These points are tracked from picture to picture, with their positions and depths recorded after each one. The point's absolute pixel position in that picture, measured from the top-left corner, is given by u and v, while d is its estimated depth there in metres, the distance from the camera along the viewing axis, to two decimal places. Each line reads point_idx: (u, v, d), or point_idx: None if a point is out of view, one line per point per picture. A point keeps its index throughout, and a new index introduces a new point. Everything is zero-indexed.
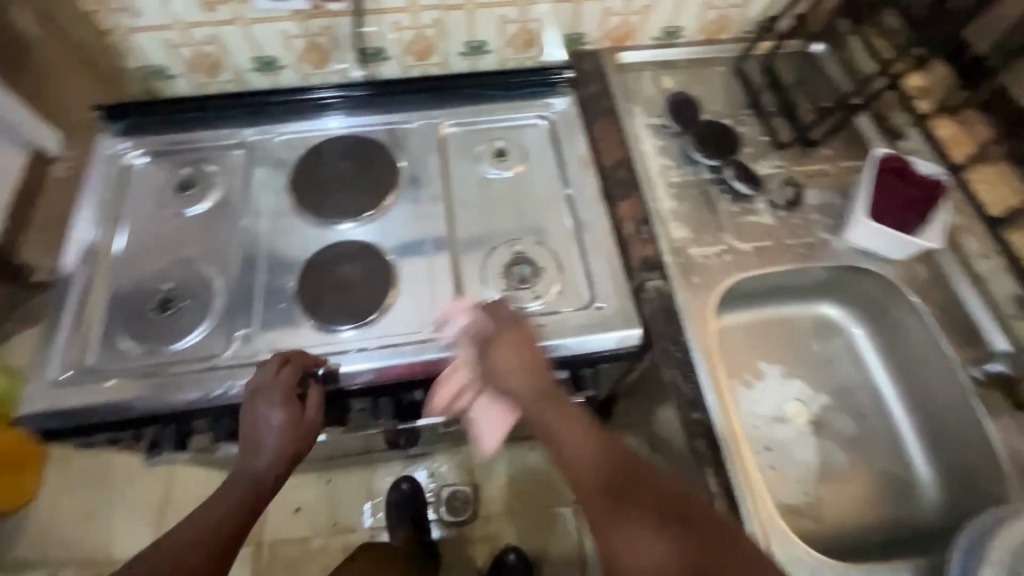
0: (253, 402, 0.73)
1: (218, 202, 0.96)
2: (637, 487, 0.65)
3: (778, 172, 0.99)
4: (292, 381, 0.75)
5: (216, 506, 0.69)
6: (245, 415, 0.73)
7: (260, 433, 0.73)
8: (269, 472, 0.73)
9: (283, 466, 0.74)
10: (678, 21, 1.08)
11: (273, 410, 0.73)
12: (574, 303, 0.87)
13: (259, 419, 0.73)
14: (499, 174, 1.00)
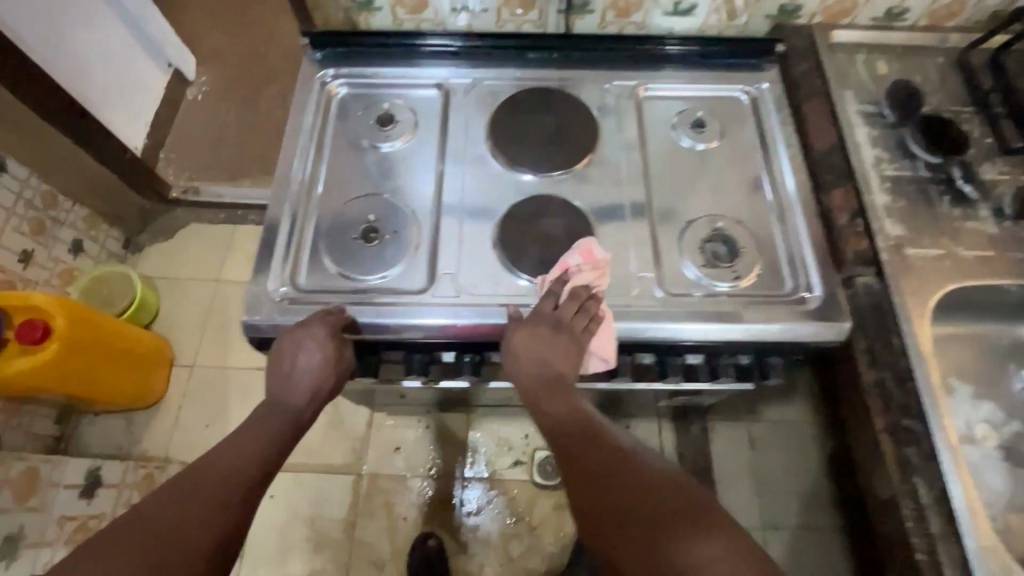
0: (289, 342, 0.76)
1: (417, 140, 0.96)
2: (606, 457, 0.67)
3: (1004, 179, 0.92)
4: (336, 324, 0.77)
5: (251, 438, 0.72)
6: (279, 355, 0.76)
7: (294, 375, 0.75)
8: (302, 410, 0.75)
9: (319, 403, 0.77)
10: (906, 3, 1.00)
11: (309, 351, 0.75)
12: (778, 289, 0.84)
13: (298, 358, 0.75)
14: (696, 145, 0.97)
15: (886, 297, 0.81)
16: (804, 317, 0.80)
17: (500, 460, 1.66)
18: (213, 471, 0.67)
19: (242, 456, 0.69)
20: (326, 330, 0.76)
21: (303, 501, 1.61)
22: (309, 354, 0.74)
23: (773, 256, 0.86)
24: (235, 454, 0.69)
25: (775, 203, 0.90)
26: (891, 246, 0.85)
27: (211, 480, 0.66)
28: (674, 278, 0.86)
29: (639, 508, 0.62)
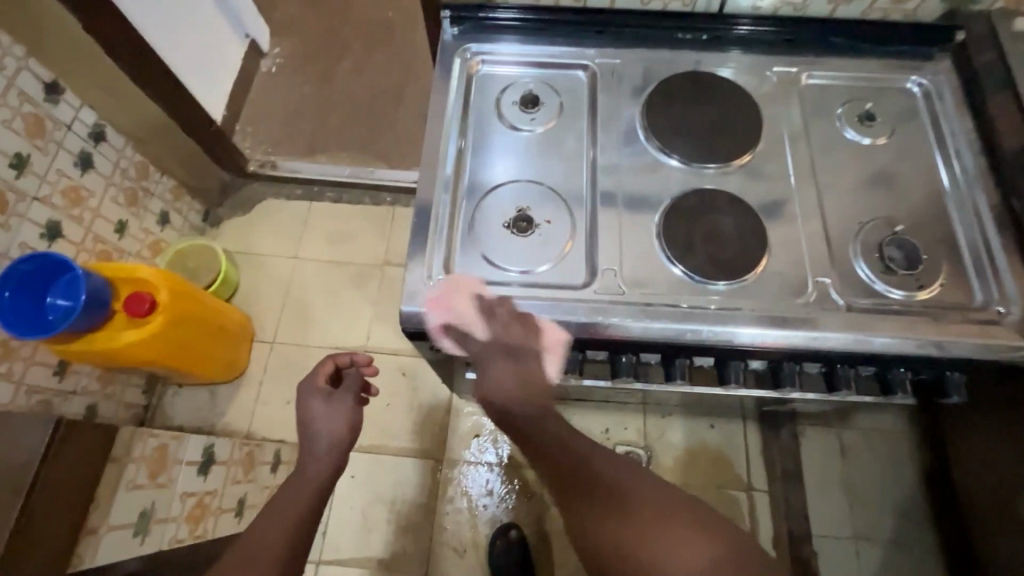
0: (305, 398, 0.89)
1: (563, 124, 0.91)
2: (600, 465, 0.73)
3: None
4: (326, 375, 0.90)
5: (289, 498, 0.82)
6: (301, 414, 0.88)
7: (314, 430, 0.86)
8: (322, 474, 0.85)
9: (335, 460, 0.86)
10: None
11: (315, 402, 0.88)
12: (966, 301, 0.78)
13: (312, 413, 0.88)
14: (867, 139, 0.90)
15: None
16: (1002, 335, 0.74)
17: None
18: (265, 526, 0.78)
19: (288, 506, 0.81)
20: (513, 356, 0.75)
21: (385, 484, 1.61)
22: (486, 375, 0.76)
23: (959, 264, 0.81)
24: (285, 510, 0.80)
25: (958, 209, 0.84)
26: None
27: (269, 533, 0.77)
28: (853, 283, 0.80)
29: (631, 518, 0.68)
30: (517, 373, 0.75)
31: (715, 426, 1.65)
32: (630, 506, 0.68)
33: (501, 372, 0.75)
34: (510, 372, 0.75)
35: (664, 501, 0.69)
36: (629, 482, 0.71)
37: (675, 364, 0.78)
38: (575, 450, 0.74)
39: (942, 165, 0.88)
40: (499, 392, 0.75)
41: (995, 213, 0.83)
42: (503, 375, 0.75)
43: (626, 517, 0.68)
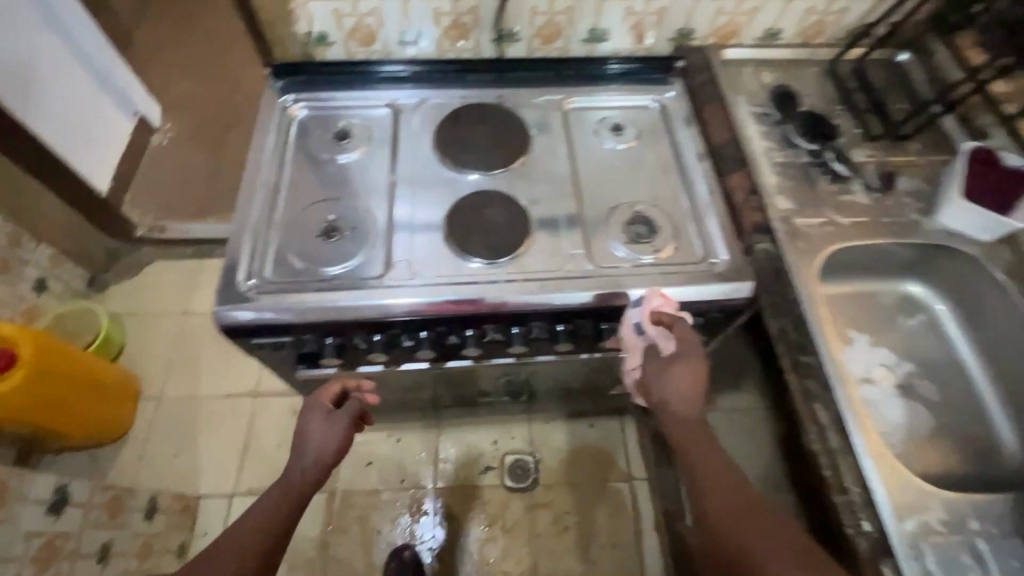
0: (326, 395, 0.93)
1: (369, 152, 1.09)
2: (682, 435, 0.86)
3: (870, 161, 1.09)
4: (331, 395, 0.93)
5: (278, 493, 0.83)
6: (322, 426, 0.88)
7: (315, 438, 0.87)
8: (305, 483, 0.84)
9: (319, 475, 0.86)
10: (780, 24, 1.20)
11: (316, 418, 0.89)
12: (690, 257, 0.97)
13: (305, 427, 0.89)
14: (617, 146, 1.11)
15: (780, 258, 0.95)
16: (711, 281, 0.93)
17: (471, 468, 1.70)
18: (240, 528, 0.78)
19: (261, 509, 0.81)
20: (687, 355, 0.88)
21: None
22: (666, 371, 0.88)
23: (685, 231, 1.01)
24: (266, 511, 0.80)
25: (686, 188, 1.05)
26: (781, 218, 0.99)
27: (248, 525, 0.79)
28: (602, 254, 0.98)
29: (721, 497, 0.78)
30: (692, 387, 0.87)
31: (594, 424, 1.78)
32: (736, 493, 0.77)
33: (670, 376, 0.87)
34: (671, 366, 0.88)
35: (781, 547, 0.71)
36: (721, 470, 0.81)
37: (465, 334, 0.95)
38: (688, 439, 0.85)
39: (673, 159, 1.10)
40: (668, 398, 0.88)
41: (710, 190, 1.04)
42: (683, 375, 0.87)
43: (734, 520, 0.75)
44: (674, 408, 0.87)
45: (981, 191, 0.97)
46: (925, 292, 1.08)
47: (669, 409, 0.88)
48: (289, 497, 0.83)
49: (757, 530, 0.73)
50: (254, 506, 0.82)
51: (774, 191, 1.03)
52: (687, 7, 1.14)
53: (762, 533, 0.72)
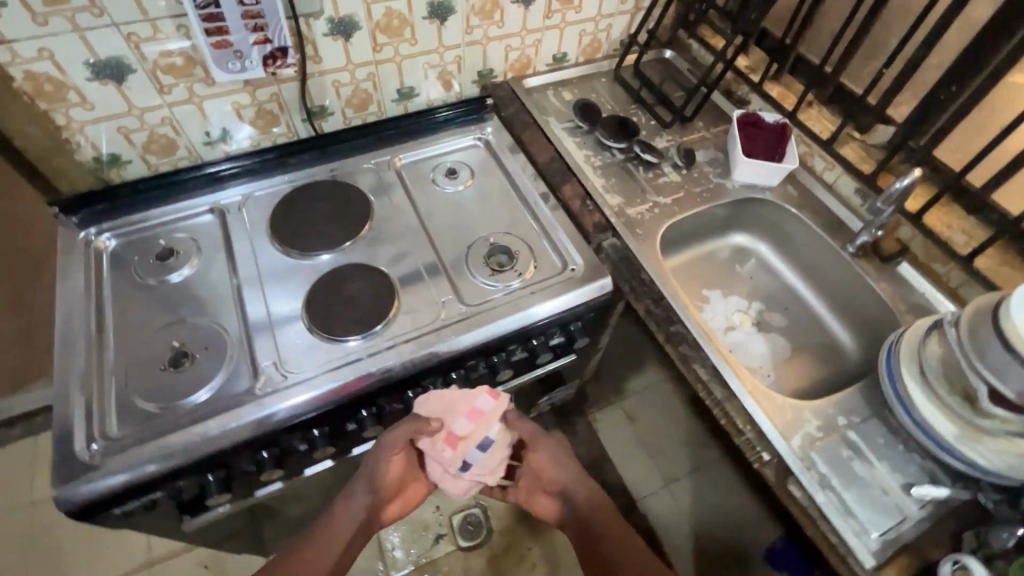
0: (382, 465, 0.92)
1: (202, 263, 1.01)
2: (581, 496, 0.97)
3: (671, 144, 1.25)
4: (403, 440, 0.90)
5: (324, 530, 0.91)
6: (365, 475, 0.93)
7: (360, 482, 0.92)
8: (357, 512, 0.92)
9: (366, 503, 0.93)
10: (563, 49, 1.34)
11: (390, 465, 0.93)
12: (552, 271, 1.03)
13: (384, 475, 0.93)
14: (455, 188, 1.16)
15: (625, 249, 1.05)
16: (574, 287, 1.00)
17: (421, 544, 1.60)
18: (331, 540, 0.90)
19: (345, 517, 0.92)
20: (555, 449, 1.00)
21: None
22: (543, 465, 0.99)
23: (540, 249, 1.07)
24: (338, 526, 0.91)
25: (529, 210, 1.12)
26: (616, 213, 1.10)
27: (318, 551, 0.89)
28: (471, 293, 1.00)
29: (610, 536, 0.90)
30: (575, 469, 0.99)
31: None
32: (619, 533, 0.90)
33: (565, 467, 0.98)
34: (558, 459, 1.00)
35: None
36: (613, 515, 0.93)
37: (361, 416, 0.92)
38: (579, 503, 0.96)
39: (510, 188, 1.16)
40: (560, 474, 0.99)
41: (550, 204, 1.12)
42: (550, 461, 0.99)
43: (606, 539, 0.90)
44: (580, 493, 0.98)
45: (757, 149, 1.17)
46: (748, 239, 1.24)
47: (573, 495, 0.98)
48: (348, 521, 0.92)
49: (627, 545, 0.88)
50: (326, 529, 0.91)
51: (604, 191, 1.13)
52: (479, 51, 1.23)
53: (639, 553, 0.88)
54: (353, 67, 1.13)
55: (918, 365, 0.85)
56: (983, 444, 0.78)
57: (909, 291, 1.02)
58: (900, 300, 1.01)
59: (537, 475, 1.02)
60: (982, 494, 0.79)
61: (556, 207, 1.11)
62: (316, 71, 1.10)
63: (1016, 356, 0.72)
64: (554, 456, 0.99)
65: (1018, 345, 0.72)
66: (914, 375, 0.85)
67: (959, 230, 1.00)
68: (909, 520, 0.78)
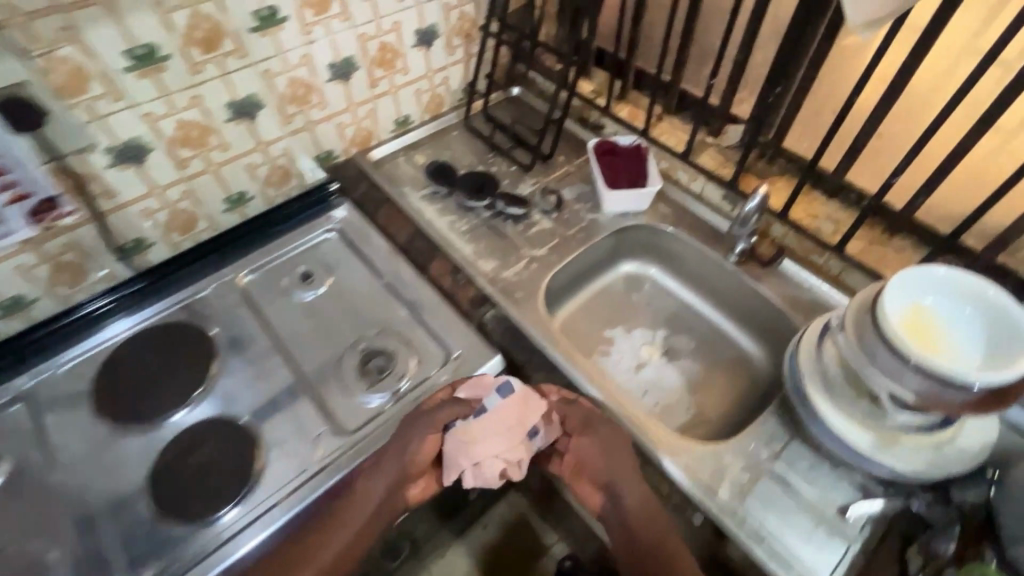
0: (416, 442, 0.77)
1: (14, 470, 0.84)
2: (637, 494, 0.75)
3: (537, 187, 1.19)
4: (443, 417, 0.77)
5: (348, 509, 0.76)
6: (396, 451, 0.77)
7: (387, 457, 0.77)
8: (376, 496, 0.76)
9: (398, 491, 0.77)
10: (403, 111, 1.25)
11: (429, 439, 0.77)
12: (436, 364, 0.94)
13: (416, 447, 0.77)
14: (315, 294, 1.04)
15: (508, 318, 0.96)
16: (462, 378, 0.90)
17: None
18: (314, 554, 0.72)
19: (354, 511, 0.75)
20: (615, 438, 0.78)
21: None
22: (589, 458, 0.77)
23: (421, 341, 0.97)
24: (348, 514, 0.75)
25: (401, 299, 1.02)
26: (493, 280, 1.01)
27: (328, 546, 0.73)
28: (350, 415, 0.89)
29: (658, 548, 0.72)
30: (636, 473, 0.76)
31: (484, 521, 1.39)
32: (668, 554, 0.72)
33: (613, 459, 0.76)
34: (621, 467, 0.76)
35: None
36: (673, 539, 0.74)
37: None
38: (626, 512, 0.74)
39: (376, 279, 1.05)
40: (619, 484, 0.75)
41: (421, 288, 1.02)
42: (598, 456, 0.77)
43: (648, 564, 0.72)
44: (636, 497, 0.75)
45: (620, 176, 1.13)
46: (637, 265, 1.19)
47: (623, 505, 0.74)
48: (392, 501, 0.76)
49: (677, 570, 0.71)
50: (326, 525, 0.75)
51: (476, 258, 1.05)
52: (308, 136, 1.12)
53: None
54: (160, 190, 0.98)
55: (819, 375, 0.81)
56: (900, 448, 0.75)
57: (798, 288, 1.00)
58: (789, 300, 0.99)
59: (573, 466, 0.78)
60: (916, 501, 0.75)
61: (429, 289, 1.01)
62: (114, 206, 0.94)
63: (902, 356, 0.69)
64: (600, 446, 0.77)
65: (895, 342, 0.69)
66: (819, 388, 0.80)
67: (827, 218, 1.01)
68: (852, 548, 0.73)
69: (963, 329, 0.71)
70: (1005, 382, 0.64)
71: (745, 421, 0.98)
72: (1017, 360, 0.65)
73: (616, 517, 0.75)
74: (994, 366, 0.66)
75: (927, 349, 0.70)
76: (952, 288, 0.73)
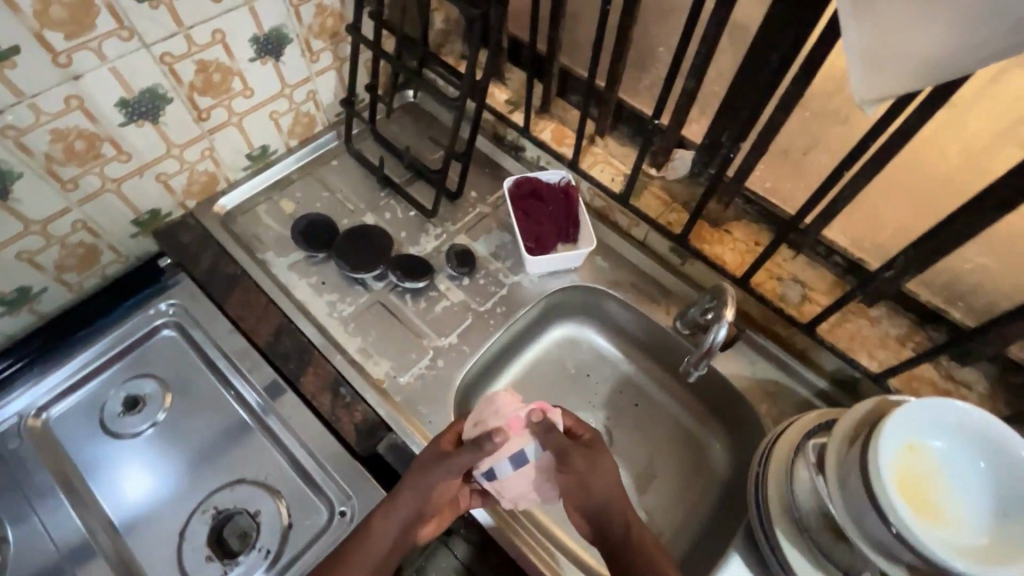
0: (431, 486, 0.65)
1: None
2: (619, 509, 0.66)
3: (441, 242, 0.94)
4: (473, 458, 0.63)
5: (347, 553, 0.65)
6: (417, 486, 0.65)
7: (402, 495, 0.65)
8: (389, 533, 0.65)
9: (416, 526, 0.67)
10: (257, 142, 0.94)
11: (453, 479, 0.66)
12: (314, 525, 0.72)
13: (433, 491, 0.65)
14: (151, 427, 0.78)
15: (407, 450, 0.75)
16: None
17: None
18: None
19: (376, 552, 0.65)
20: (594, 464, 0.65)
21: None
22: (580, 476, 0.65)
23: (294, 486, 0.75)
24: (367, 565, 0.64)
25: (254, 407, 0.80)
26: (386, 392, 0.79)
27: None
28: None
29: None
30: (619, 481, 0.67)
31: None
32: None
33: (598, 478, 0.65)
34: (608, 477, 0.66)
35: None
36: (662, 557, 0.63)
37: None
38: (604, 525, 0.66)
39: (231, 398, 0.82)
40: (586, 493, 0.65)
41: (272, 386, 0.80)
42: (586, 468, 0.65)
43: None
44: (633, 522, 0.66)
45: (545, 231, 0.89)
46: (572, 326, 0.98)
47: (606, 529, 0.66)
48: (405, 538, 0.67)
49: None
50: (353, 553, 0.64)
51: (364, 359, 0.82)
52: (115, 199, 0.80)
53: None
54: None
55: (792, 517, 0.66)
56: None
57: (757, 368, 0.84)
58: (748, 384, 0.83)
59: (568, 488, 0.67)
60: None
61: (304, 410, 0.78)
62: None
63: (899, 535, 0.54)
64: (582, 462, 0.65)
65: (889, 511, 0.54)
66: (789, 534, 0.66)
67: (793, 281, 0.83)
68: None
69: (965, 487, 0.57)
70: None
71: (716, 526, 0.81)
72: None
73: (594, 532, 0.68)
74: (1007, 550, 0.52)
75: (928, 521, 0.55)
76: (953, 430, 0.59)
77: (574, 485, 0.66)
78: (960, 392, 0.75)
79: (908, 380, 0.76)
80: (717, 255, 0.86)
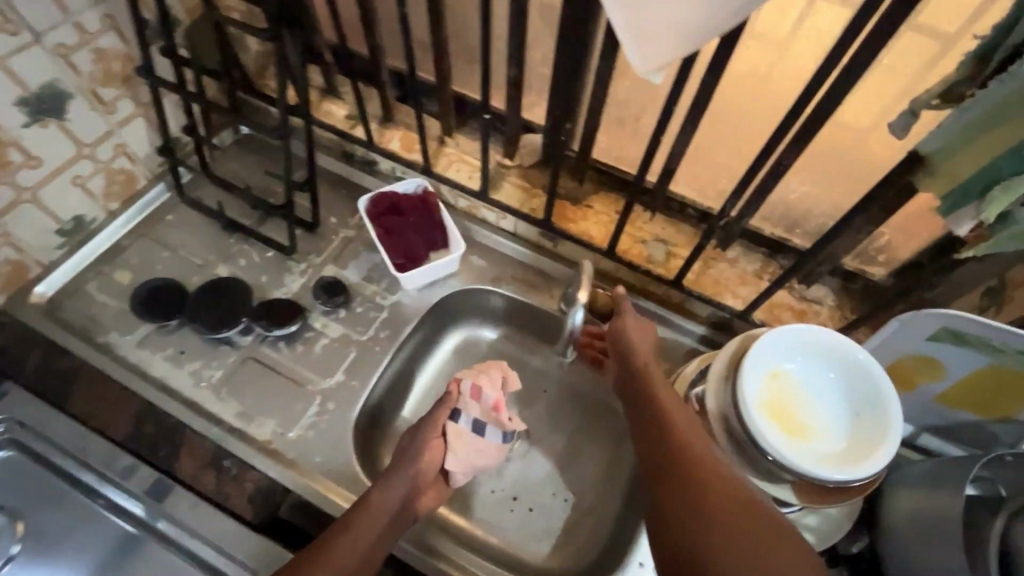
0: (418, 447, 0.71)
1: None
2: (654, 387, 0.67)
3: (309, 277, 0.88)
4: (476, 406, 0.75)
5: (354, 521, 0.63)
6: (413, 452, 0.70)
7: (405, 457, 0.69)
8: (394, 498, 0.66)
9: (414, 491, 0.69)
10: (65, 213, 0.82)
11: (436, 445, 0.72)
12: None
13: (422, 454, 0.71)
14: (7, 564, 0.69)
15: (312, 508, 0.71)
16: None
17: None
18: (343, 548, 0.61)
19: (373, 515, 0.64)
20: (629, 347, 0.72)
21: None
22: (623, 338, 0.73)
23: None
24: (366, 526, 0.63)
25: (139, 516, 0.70)
26: (276, 453, 0.73)
27: (348, 536, 0.61)
28: None
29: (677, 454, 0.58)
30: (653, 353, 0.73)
31: None
32: (677, 460, 0.57)
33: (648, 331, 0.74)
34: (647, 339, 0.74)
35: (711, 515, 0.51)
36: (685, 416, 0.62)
37: None
38: (647, 389, 0.67)
39: (105, 509, 0.72)
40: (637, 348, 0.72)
41: (152, 485, 0.69)
42: (636, 329, 0.74)
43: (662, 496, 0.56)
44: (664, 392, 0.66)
45: (412, 242, 0.87)
46: (467, 328, 0.94)
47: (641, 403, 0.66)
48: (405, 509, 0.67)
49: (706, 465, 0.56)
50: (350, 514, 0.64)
51: (245, 424, 0.75)
52: None
53: (704, 483, 0.54)
54: None
55: None
56: None
57: None
58: None
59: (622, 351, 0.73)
60: None
61: (194, 497, 0.69)
62: None
63: (777, 461, 0.58)
64: (633, 325, 0.74)
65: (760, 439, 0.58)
66: None
67: (656, 240, 0.87)
68: None
69: (826, 396, 0.62)
70: (881, 466, 0.56)
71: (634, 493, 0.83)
72: (887, 433, 0.58)
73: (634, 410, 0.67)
74: (867, 444, 0.58)
75: (797, 437, 0.60)
76: (807, 348, 0.63)
77: (617, 343, 0.74)
78: (814, 310, 0.82)
79: (770, 309, 0.83)
80: (583, 231, 0.88)
